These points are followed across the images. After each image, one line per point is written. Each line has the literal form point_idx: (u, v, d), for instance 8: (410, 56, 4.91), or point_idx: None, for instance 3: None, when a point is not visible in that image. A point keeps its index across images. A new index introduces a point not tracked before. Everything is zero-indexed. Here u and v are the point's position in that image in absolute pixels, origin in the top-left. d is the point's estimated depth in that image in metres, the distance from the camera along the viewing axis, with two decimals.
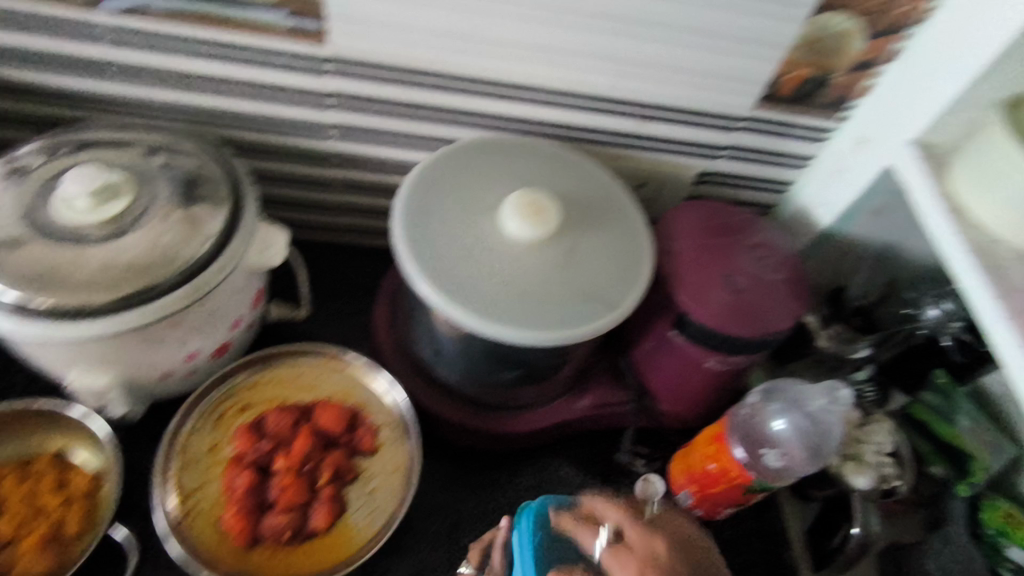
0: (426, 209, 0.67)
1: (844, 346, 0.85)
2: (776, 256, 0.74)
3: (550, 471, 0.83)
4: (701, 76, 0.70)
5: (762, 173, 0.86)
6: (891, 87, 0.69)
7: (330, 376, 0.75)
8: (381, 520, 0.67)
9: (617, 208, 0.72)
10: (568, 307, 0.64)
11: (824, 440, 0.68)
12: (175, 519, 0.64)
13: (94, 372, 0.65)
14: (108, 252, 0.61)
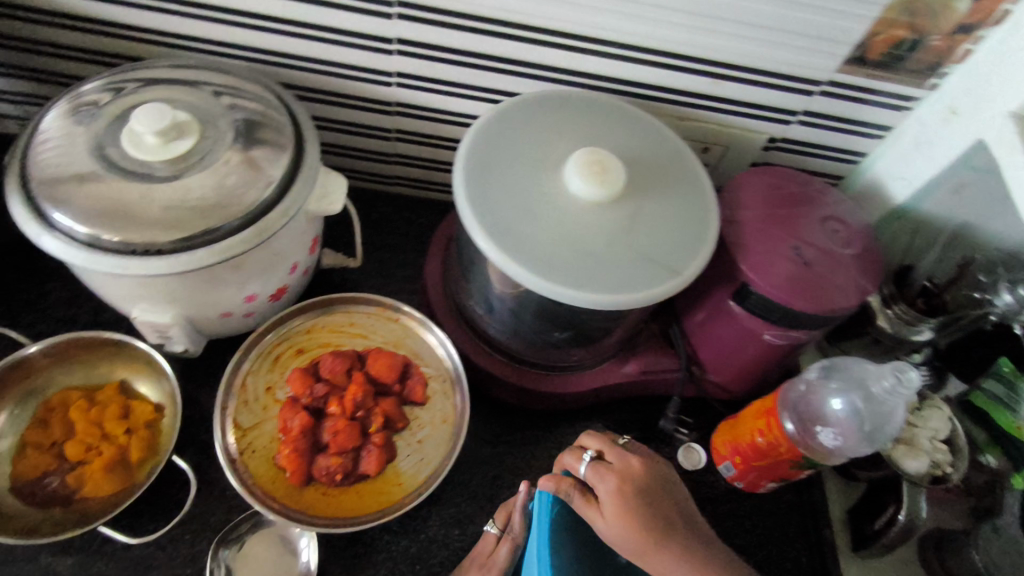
0: (488, 163, 0.66)
1: (905, 328, 0.81)
2: (846, 231, 0.71)
3: (592, 433, 0.83)
4: (783, 34, 0.66)
5: (834, 142, 0.82)
6: (993, 54, 0.64)
7: (384, 326, 0.77)
8: (429, 469, 0.69)
9: (681, 174, 0.70)
10: (629, 271, 0.63)
11: (884, 423, 0.65)
12: (232, 454, 0.66)
13: (160, 308, 0.66)
14: (175, 190, 0.62)
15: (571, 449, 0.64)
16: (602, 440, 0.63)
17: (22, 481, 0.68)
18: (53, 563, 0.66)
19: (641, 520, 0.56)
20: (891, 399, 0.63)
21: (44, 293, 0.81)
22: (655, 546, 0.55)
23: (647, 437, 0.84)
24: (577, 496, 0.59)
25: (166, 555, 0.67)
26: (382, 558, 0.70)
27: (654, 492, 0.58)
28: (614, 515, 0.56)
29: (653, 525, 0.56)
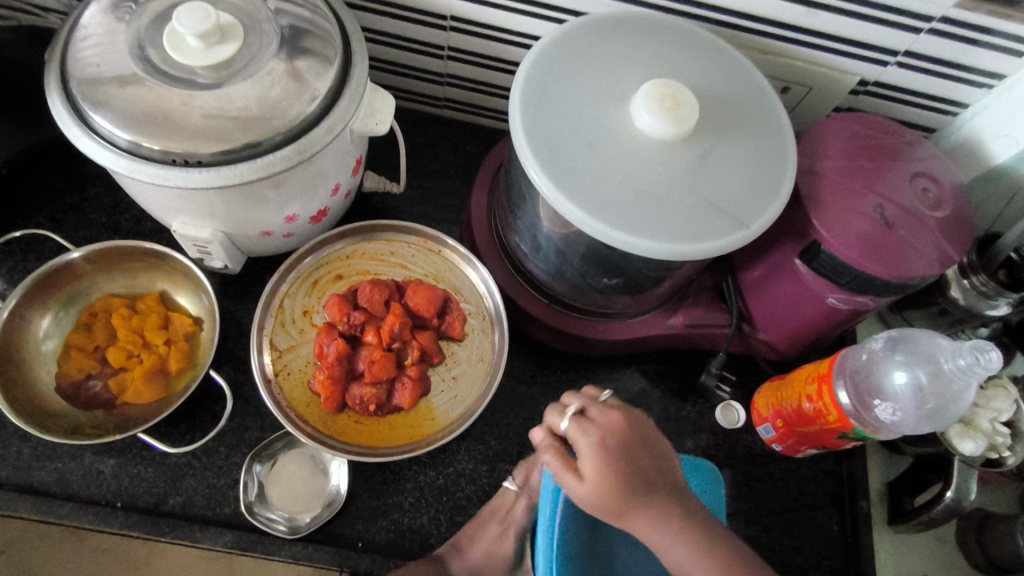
0: (549, 89, 0.61)
1: (980, 301, 0.78)
2: (936, 191, 0.65)
3: (629, 382, 0.81)
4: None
5: (932, 88, 0.74)
6: None
7: (425, 257, 0.75)
8: (462, 406, 0.68)
9: (759, 115, 0.63)
10: (691, 219, 0.58)
11: (950, 404, 0.61)
12: (268, 375, 0.66)
13: (199, 222, 0.65)
14: (217, 99, 0.58)
15: (550, 406, 0.60)
16: (583, 397, 0.59)
17: (66, 382, 0.69)
18: (95, 463, 0.67)
19: (624, 484, 0.52)
20: (962, 378, 0.59)
21: (86, 198, 0.80)
22: (634, 509, 0.52)
23: (685, 391, 0.81)
24: (556, 458, 0.55)
25: (202, 465, 0.69)
26: (410, 487, 0.70)
27: (637, 453, 0.54)
28: (596, 478, 0.53)
29: (636, 488, 0.53)
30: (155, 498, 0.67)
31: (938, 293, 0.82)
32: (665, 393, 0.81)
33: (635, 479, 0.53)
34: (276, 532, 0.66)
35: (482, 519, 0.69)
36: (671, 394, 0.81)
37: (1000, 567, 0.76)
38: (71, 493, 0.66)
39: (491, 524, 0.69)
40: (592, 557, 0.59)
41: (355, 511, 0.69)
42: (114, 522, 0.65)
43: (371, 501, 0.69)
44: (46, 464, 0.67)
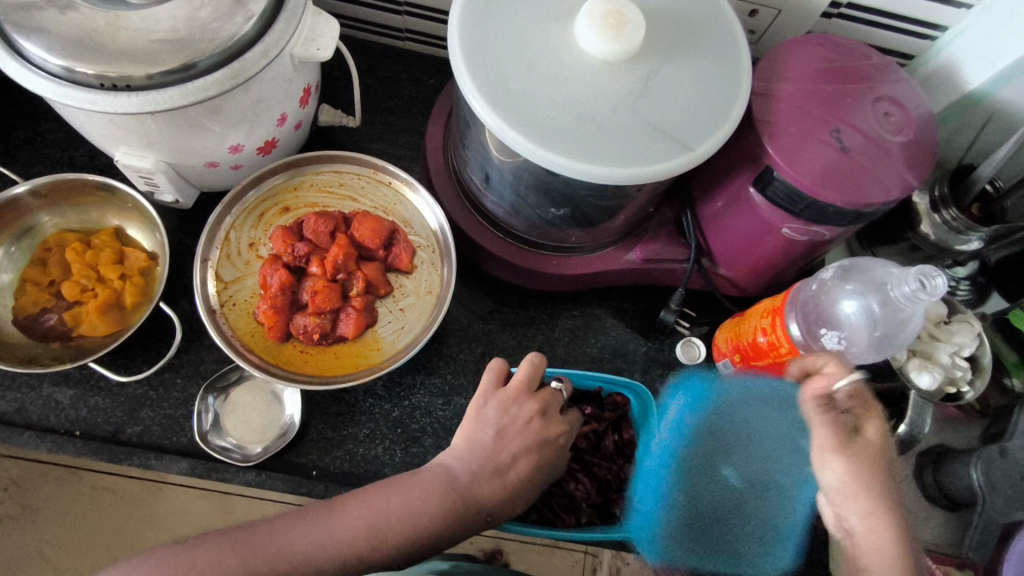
0: (490, 7, 0.58)
1: (951, 236, 0.76)
2: (899, 116, 0.62)
3: (590, 318, 0.80)
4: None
5: (907, 10, 0.71)
6: None
7: (376, 190, 0.74)
8: (409, 338, 0.68)
9: (711, 35, 0.61)
10: (632, 143, 0.57)
11: (896, 330, 0.61)
12: (212, 305, 0.66)
13: (141, 151, 0.64)
14: (145, 19, 0.56)
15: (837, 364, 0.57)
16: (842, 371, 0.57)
17: (24, 316, 0.70)
18: (53, 393, 0.69)
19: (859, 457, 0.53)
20: (907, 304, 0.57)
21: (39, 132, 0.79)
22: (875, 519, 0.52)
23: (645, 327, 0.80)
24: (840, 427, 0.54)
25: (158, 396, 0.70)
26: (365, 418, 0.71)
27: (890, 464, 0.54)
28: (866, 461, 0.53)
29: (887, 494, 0.52)
30: (113, 427, 0.68)
31: (908, 228, 0.79)
32: (626, 330, 0.80)
33: (885, 477, 0.53)
34: (229, 459, 0.67)
35: (487, 408, 0.60)
36: (632, 330, 0.80)
37: (954, 500, 0.78)
38: (31, 422, 0.67)
39: (522, 407, 0.61)
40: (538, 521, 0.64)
41: (309, 441, 0.69)
42: (73, 450, 0.67)
43: (325, 432, 0.70)
44: (5, 394, 0.68)
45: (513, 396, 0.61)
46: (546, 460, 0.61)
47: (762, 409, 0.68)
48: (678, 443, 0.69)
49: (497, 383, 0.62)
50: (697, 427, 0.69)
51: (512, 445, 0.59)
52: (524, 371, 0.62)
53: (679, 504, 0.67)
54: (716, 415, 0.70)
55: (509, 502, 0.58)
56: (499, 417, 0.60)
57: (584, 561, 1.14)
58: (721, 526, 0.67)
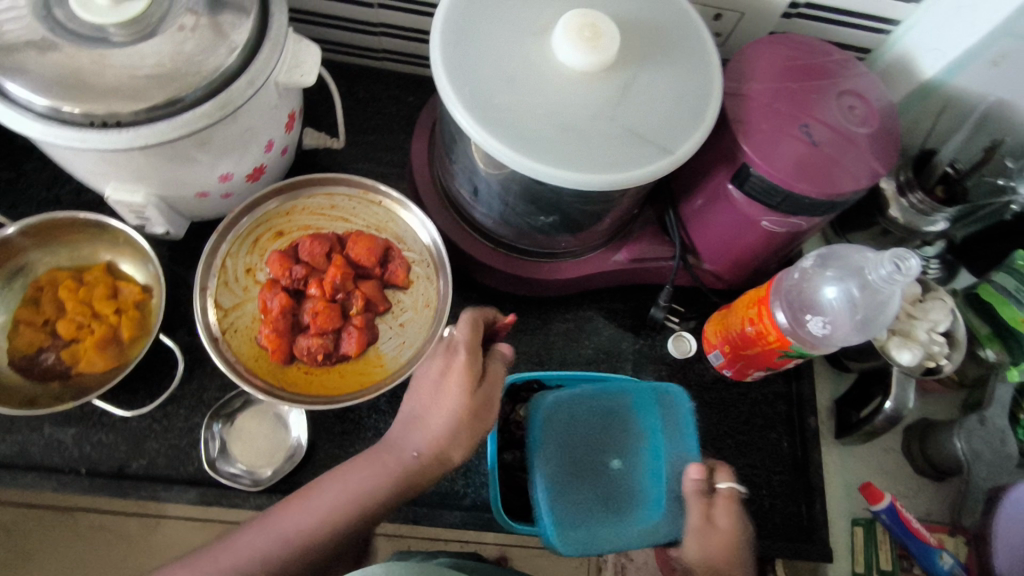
0: (469, 25, 0.60)
1: (919, 218, 0.80)
2: (865, 107, 0.66)
3: (582, 320, 0.82)
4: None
5: (862, 7, 0.75)
6: None
7: (367, 209, 0.75)
8: (410, 353, 0.69)
9: (682, 41, 0.63)
10: (617, 148, 0.59)
11: (877, 311, 0.63)
12: (214, 333, 0.67)
13: (131, 186, 0.64)
14: (129, 56, 0.57)
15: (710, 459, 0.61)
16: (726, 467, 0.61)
17: (19, 356, 0.70)
18: (55, 433, 0.69)
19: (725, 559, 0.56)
20: (885, 286, 0.60)
21: (22, 173, 0.79)
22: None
23: (637, 325, 0.83)
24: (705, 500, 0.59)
25: (163, 427, 0.70)
26: (371, 435, 0.72)
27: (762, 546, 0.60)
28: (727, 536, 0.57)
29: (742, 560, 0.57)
30: (118, 462, 0.68)
31: (877, 214, 0.83)
32: (617, 329, 0.83)
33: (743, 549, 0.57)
34: (239, 485, 0.67)
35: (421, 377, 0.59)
36: (623, 329, 0.83)
37: (940, 469, 0.81)
38: (34, 463, 0.67)
39: (433, 363, 0.58)
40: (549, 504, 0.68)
41: (317, 462, 0.70)
42: (80, 488, 0.67)
43: (332, 451, 0.71)
44: (5, 437, 0.68)
45: (453, 353, 0.57)
46: (484, 409, 0.56)
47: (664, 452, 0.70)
48: (588, 413, 0.74)
49: (443, 351, 0.58)
50: (611, 413, 0.74)
51: (445, 398, 0.56)
52: (463, 331, 0.57)
53: (573, 437, 0.73)
54: (626, 420, 0.74)
55: (441, 454, 0.57)
56: (438, 373, 0.57)
57: (589, 561, 1.15)
58: (580, 485, 0.70)
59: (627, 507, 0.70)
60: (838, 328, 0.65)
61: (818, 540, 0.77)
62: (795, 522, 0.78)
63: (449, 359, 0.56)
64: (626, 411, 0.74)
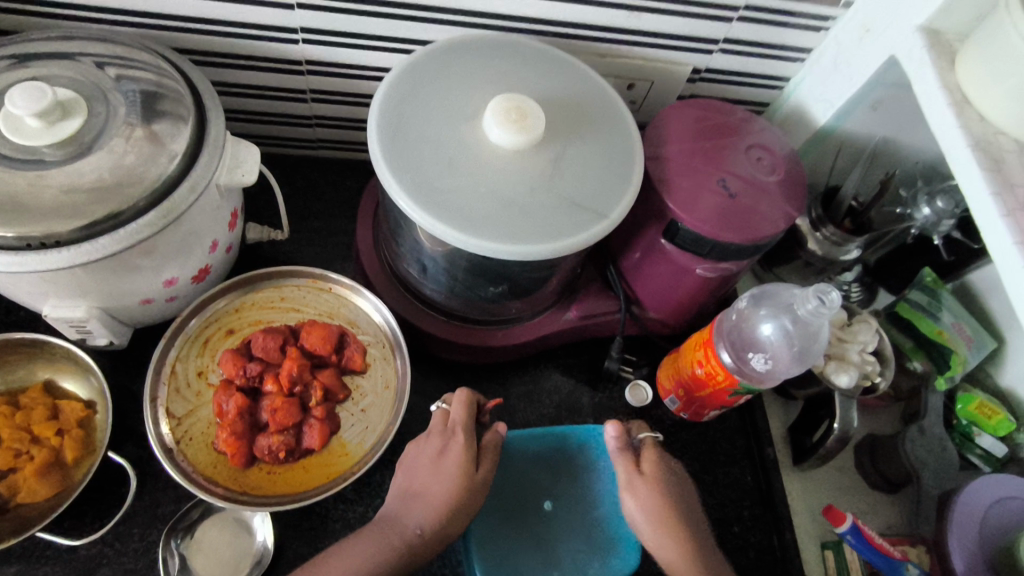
0: (404, 117, 0.63)
1: (834, 249, 0.88)
2: (773, 158, 0.72)
3: (541, 380, 0.84)
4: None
5: (756, 68, 0.83)
6: None
7: (317, 297, 0.75)
8: (374, 438, 0.69)
9: (603, 114, 0.69)
10: (556, 218, 0.63)
11: (812, 343, 0.69)
12: (168, 445, 0.65)
13: (71, 301, 0.63)
14: (66, 175, 0.58)
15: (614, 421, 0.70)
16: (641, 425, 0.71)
17: None
18: None
19: (662, 494, 0.65)
20: (816, 320, 0.66)
21: None
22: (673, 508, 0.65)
23: (594, 378, 0.85)
24: (626, 458, 0.68)
25: (116, 550, 0.66)
26: (340, 526, 0.70)
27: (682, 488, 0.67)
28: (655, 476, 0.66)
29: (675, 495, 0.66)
30: None
31: (798, 248, 0.90)
32: (576, 385, 0.85)
33: (674, 486, 0.66)
34: None
35: (420, 454, 0.64)
36: (581, 384, 0.85)
37: (893, 481, 0.86)
38: None
39: (432, 441, 0.64)
40: (503, 564, 0.67)
41: (286, 564, 0.67)
42: None
43: (302, 550, 0.68)
44: None
45: (452, 433, 0.64)
46: (479, 483, 0.62)
47: (601, 491, 0.72)
48: (521, 457, 0.73)
49: (439, 431, 0.65)
50: (545, 454, 0.73)
51: (440, 476, 0.62)
52: (459, 410, 0.65)
53: (506, 482, 0.72)
54: (563, 462, 0.73)
55: (441, 528, 0.60)
56: (434, 455, 0.63)
57: None
58: (514, 530, 0.69)
59: (564, 548, 0.69)
60: (779, 362, 0.69)
61: (795, 569, 0.79)
62: (770, 554, 0.80)
63: (451, 428, 0.65)
64: (557, 450, 0.73)
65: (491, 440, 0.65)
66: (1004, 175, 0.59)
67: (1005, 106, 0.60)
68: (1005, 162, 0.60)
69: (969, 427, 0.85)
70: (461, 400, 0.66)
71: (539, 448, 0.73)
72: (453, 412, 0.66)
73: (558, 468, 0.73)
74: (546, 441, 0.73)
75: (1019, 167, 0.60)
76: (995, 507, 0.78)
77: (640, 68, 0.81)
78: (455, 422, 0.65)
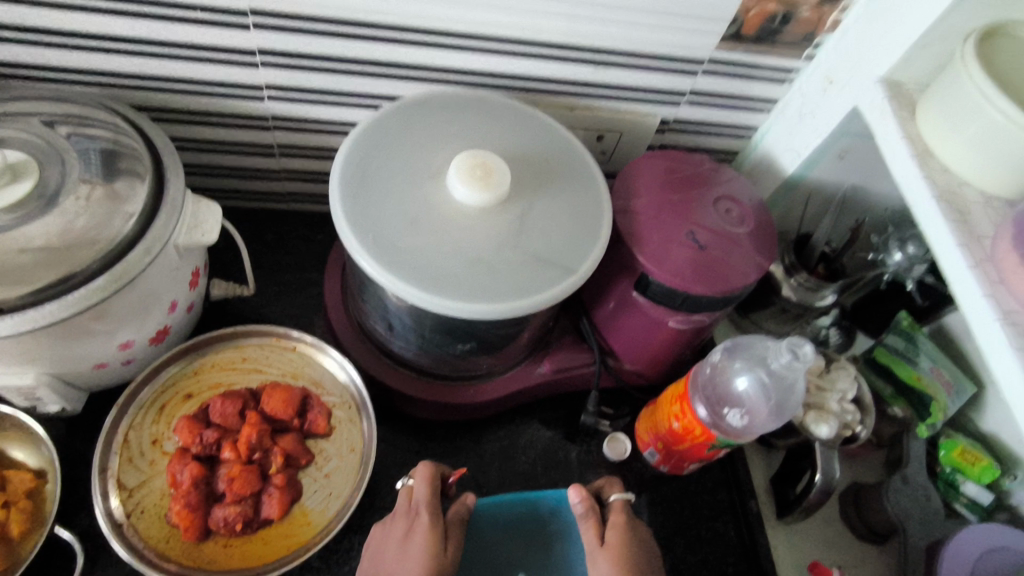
0: (366, 176, 0.63)
1: (809, 295, 0.87)
2: (741, 209, 0.72)
3: (515, 436, 0.82)
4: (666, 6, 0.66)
5: (723, 118, 0.84)
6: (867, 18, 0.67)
7: (280, 357, 0.73)
8: (338, 505, 0.66)
9: (569, 169, 0.69)
10: (521, 275, 0.62)
11: (787, 396, 0.67)
12: (117, 520, 0.62)
13: (18, 368, 0.60)
14: (15, 239, 0.57)
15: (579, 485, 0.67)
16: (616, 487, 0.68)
17: None
18: None
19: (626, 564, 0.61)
20: (790, 372, 0.65)
21: None
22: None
23: (571, 432, 0.83)
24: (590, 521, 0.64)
25: None
26: None
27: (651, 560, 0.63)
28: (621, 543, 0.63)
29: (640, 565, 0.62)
30: None
31: (773, 294, 0.89)
32: (552, 440, 0.82)
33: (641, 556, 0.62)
34: None
35: (387, 539, 0.61)
36: (557, 440, 0.82)
37: (880, 533, 0.84)
38: None
39: (398, 523, 0.61)
40: None
41: None
42: None
43: None
44: None
45: (416, 513, 0.61)
46: (449, 562, 0.59)
47: (573, 560, 0.70)
48: (491, 527, 0.70)
49: (404, 511, 0.62)
50: (515, 522, 0.71)
51: (406, 563, 0.58)
52: (423, 488, 0.62)
53: (477, 555, 0.69)
54: (533, 531, 0.71)
55: None
56: (400, 537, 0.60)
57: None
58: None
59: None
60: (755, 415, 0.67)
61: None
62: None
63: (416, 508, 0.61)
64: (528, 518, 0.71)
65: (459, 515, 0.63)
66: (970, 226, 0.59)
67: (969, 157, 0.60)
68: (970, 213, 0.61)
69: (954, 475, 0.83)
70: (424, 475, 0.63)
71: (509, 516, 0.71)
72: (416, 489, 0.63)
73: (528, 537, 0.70)
74: (514, 508, 0.71)
75: (983, 216, 0.61)
76: (985, 558, 0.76)
77: (607, 120, 0.82)
78: (419, 500, 0.62)
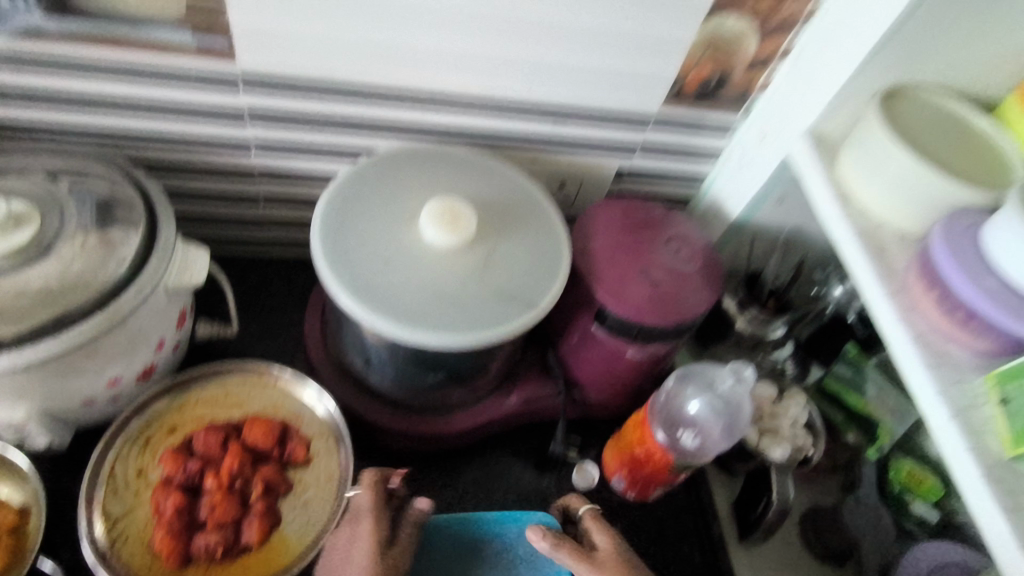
0: (344, 221, 0.69)
1: (762, 328, 0.93)
2: (690, 248, 0.79)
3: (486, 467, 0.85)
4: (615, 69, 0.75)
5: (674, 167, 0.92)
6: (791, 79, 0.76)
7: (261, 392, 0.77)
8: (314, 531, 0.69)
9: (531, 212, 0.75)
10: (485, 309, 0.67)
11: (737, 418, 0.73)
12: (102, 549, 0.65)
13: (10, 405, 0.63)
14: (14, 282, 0.61)
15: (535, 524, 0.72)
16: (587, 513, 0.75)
17: None
18: None
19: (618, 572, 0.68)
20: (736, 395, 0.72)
21: None
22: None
23: (540, 461, 0.87)
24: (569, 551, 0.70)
25: None
26: None
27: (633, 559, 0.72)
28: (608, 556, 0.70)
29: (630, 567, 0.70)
30: None
31: (729, 328, 0.96)
32: (521, 471, 0.86)
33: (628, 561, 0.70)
34: None
35: (336, 541, 0.69)
36: (526, 470, 0.86)
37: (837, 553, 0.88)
38: None
39: (345, 526, 0.69)
40: None
41: None
42: None
43: None
44: None
45: (360, 517, 0.68)
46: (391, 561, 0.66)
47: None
48: (445, 548, 0.77)
49: (349, 515, 0.69)
50: (471, 546, 0.77)
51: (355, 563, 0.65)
52: (366, 495, 0.69)
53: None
54: (491, 554, 0.77)
55: None
56: (347, 539, 0.68)
57: None
58: None
59: None
60: (702, 437, 0.74)
61: None
62: None
63: (359, 513, 0.69)
64: (486, 540, 0.77)
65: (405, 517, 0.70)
66: (886, 260, 0.67)
67: (883, 199, 0.68)
68: (887, 249, 0.68)
69: (903, 493, 0.88)
70: (366, 482, 0.70)
71: (465, 540, 0.77)
72: (359, 495, 0.70)
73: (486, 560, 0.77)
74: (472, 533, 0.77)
75: (901, 253, 0.68)
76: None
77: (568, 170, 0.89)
78: (362, 506, 0.69)
